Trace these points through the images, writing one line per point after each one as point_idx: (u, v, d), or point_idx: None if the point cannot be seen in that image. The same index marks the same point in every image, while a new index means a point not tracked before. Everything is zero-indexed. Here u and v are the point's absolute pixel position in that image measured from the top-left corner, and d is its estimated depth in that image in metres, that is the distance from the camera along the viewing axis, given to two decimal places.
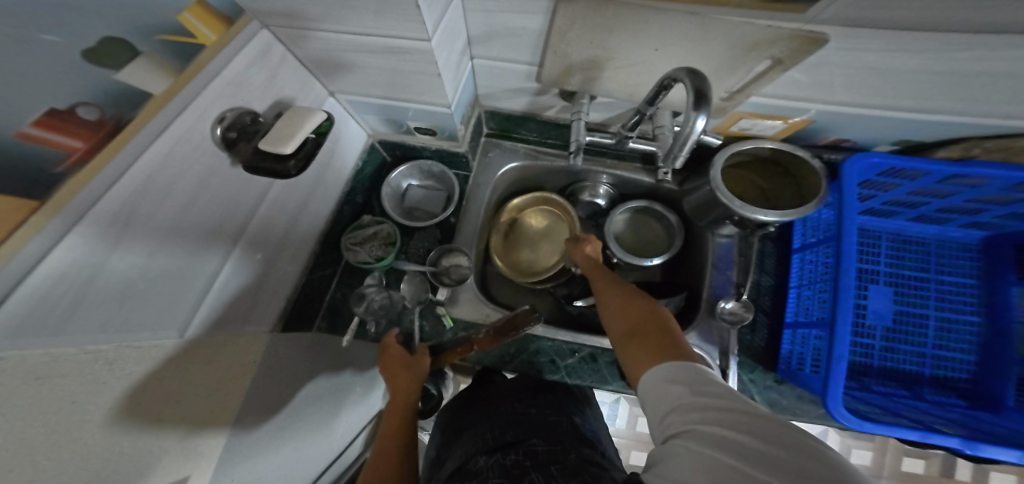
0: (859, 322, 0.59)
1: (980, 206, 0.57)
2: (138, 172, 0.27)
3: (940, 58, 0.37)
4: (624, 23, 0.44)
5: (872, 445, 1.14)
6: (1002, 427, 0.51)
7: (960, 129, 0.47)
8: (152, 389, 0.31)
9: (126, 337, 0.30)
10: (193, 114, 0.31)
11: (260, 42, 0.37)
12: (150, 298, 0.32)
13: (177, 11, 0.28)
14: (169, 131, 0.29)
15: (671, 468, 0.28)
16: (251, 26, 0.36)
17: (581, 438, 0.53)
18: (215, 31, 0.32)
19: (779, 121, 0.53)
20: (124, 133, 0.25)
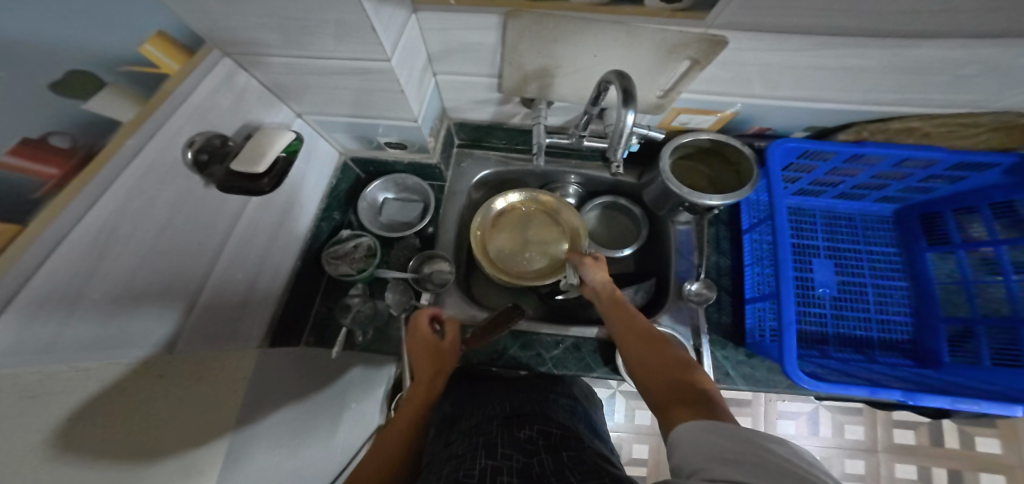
0: (807, 293, 0.65)
1: (883, 183, 0.64)
2: (114, 197, 0.27)
3: (833, 53, 0.43)
4: (567, 33, 0.49)
5: (863, 419, 1.21)
6: (945, 381, 0.54)
7: (856, 116, 0.54)
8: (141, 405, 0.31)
9: (114, 355, 0.30)
10: (163, 138, 0.31)
11: (229, 69, 0.40)
12: (133, 318, 0.33)
13: (138, 43, 0.29)
14: (141, 157, 0.29)
15: None
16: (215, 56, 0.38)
17: (592, 431, 0.56)
18: (177, 60, 0.33)
19: (712, 115, 0.60)
20: (98, 159, 0.26)
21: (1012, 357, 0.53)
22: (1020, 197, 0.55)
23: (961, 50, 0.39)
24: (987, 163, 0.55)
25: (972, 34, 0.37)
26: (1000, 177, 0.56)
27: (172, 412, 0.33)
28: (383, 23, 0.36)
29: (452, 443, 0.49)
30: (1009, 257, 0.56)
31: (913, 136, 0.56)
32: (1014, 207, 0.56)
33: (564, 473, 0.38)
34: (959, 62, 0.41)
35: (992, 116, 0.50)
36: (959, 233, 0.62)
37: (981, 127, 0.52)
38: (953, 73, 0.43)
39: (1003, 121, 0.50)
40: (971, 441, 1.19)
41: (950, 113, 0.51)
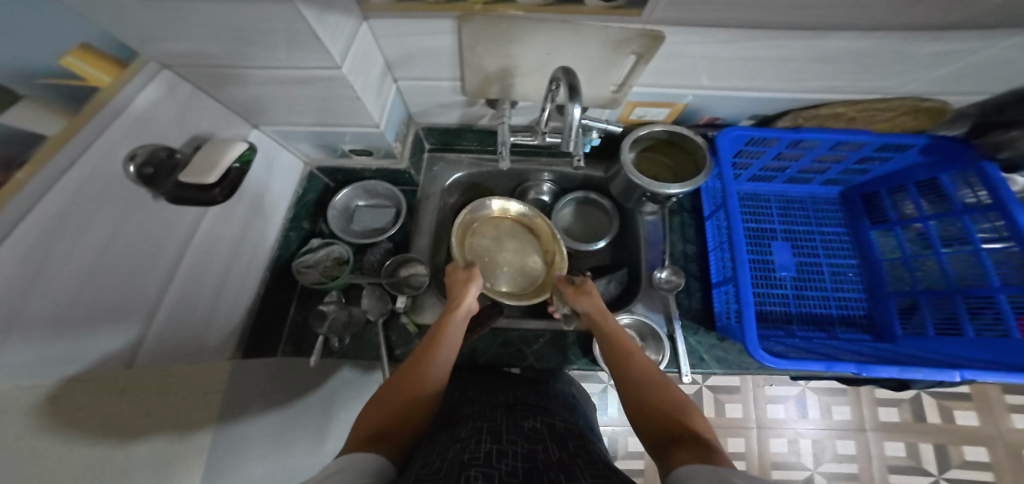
0: (769, 275, 0.67)
1: (824, 166, 0.67)
2: (47, 211, 0.26)
3: (770, 43, 0.45)
4: (520, 34, 0.51)
5: (849, 399, 1.24)
6: (896, 352, 0.57)
7: (789, 104, 0.58)
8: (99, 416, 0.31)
9: (66, 372, 0.30)
10: (99, 151, 0.29)
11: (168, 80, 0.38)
12: (84, 336, 0.32)
13: (57, 54, 0.28)
14: (74, 171, 0.27)
15: None
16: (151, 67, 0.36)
17: (587, 426, 0.61)
18: (106, 72, 0.32)
19: (665, 108, 0.64)
20: (22, 173, 0.24)
21: (952, 325, 0.56)
22: (941, 175, 0.59)
23: (862, 40, 0.43)
24: (906, 145, 0.58)
25: (868, 26, 0.41)
26: (920, 157, 0.59)
27: (130, 424, 0.33)
28: (328, 33, 0.37)
29: (457, 425, 0.51)
30: (938, 231, 0.59)
31: (841, 120, 0.59)
32: (936, 185, 0.60)
33: (567, 461, 0.40)
34: (867, 51, 0.45)
35: (901, 100, 0.54)
36: (895, 211, 0.65)
37: (895, 110, 0.56)
38: (876, 59, 0.46)
39: (912, 105, 0.54)
40: (947, 413, 1.24)
41: (866, 99, 0.55)
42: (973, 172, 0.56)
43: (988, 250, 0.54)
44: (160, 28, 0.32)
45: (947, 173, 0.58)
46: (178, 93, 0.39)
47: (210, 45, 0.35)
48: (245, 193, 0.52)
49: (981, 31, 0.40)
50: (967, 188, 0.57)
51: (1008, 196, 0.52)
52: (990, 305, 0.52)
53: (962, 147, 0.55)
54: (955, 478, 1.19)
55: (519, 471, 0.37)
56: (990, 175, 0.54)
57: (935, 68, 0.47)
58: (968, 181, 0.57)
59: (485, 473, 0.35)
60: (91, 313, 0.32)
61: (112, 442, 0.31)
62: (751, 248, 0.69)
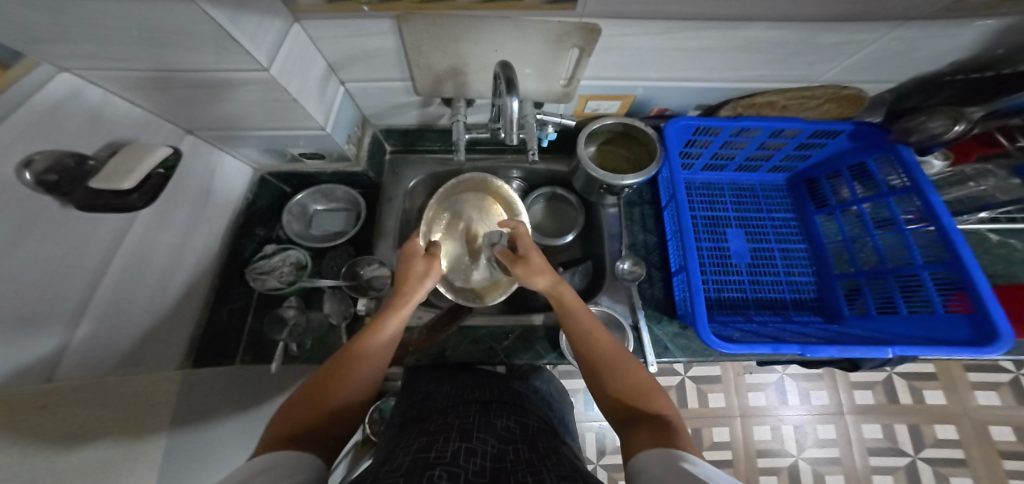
0: (726, 262, 0.69)
1: (768, 154, 0.69)
2: None
3: (702, 33, 0.46)
4: (463, 32, 0.51)
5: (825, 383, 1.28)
6: (845, 332, 0.59)
7: (727, 94, 0.60)
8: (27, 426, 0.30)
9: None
10: None
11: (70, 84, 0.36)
12: (18, 343, 0.31)
13: None
14: None
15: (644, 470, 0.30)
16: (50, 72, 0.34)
17: (561, 423, 0.63)
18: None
19: (616, 100, 0.65)
20: None
21: (889, 305, 0.57)
22: (867, 159, 0.62)
23: (775, 30, 0.44)
24: (835, 131, 0.61)
25: (779, 16, 0.43)
26: (849, 142, 0.62)
27: (66, 427, 0.33)
28: (248, 36, 0.37)
29: (427, 418, 0.52)
30: (871, 213, 0.61)
31: (775, 109, 0.61)
32: (866, 169, 0.63)
33: (534, 463, 0.41)
34: (781, 41, 0.46)
35: (823, 88, 0.56)
36: (834, 195, 0.67)
37: (820, 98, 0.58)
38: (792, 48, 0.48)
39: (833, 92, 0.57)
40: (917, 394, 1.27)
41: (794, 87, 0.57)
42: (891, 155, 0.58)
43: (910, 231, 0.55)
44: (74, 34, 0.32)
45: (873, 156, 0.61)
46: (87, 100, 0.38)
47: (125, 49, 0.35)
48: (180, 200, 0.51)
49: (878, 23, 0.43)
50: (890, 171, 0.59)
51: (923, 177, 0.54)
52: (916, 285, 0.54)
53: (882, 133, 0.58)
54: (930, 456, 1.23)
55: (487, 471, 0.38)
56: (903, 159, 0.56)
57: (840, 57, 0.49)
58: (890, 163, 0.59)
59: (450, 472, 0.36)
60: (27, 311, 0.32)
61: (50, 445, 0.30)
62: (707, 236, 0.70)
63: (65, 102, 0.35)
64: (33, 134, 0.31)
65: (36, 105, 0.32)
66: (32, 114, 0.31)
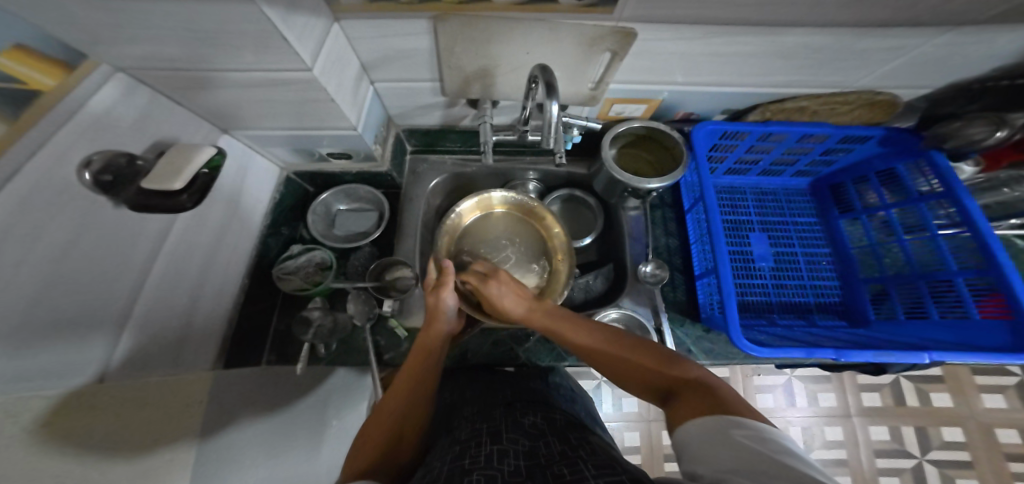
0: (749, 265, 0.69)
1: (793, 158, 0.69)
2: None
3: (739, 39, 0.46)
4: (496, 34, 0.51)
5: (833, 386, 1.28)
6: (873, 337, 0.59)
7: (757, 97, 0.60)
8: (72, 430, 0.30)
9: (31, 387, 0.28)
10: (50, 157, 0.28)
11: (119, 83, 0.36)
12: (53, 347, 0.31)
13: None
14: (23, 180, 0.25)
15: (691, 443, 0.30)
16: (102, 70, 0.34)
17: (593, 419, 0.63)
18: (49, 76, 0.30)
19: (642, 104, 0.65)
20: None
21: (919, 309, 0.58)
22: (897, 164, 0.62)
23: (815, 35, 0.45)
24: (864, 137, 0.61)
25: (822, 22, 0.43)
26: (878, 147, 0.62)
27: (111, 430, 0.33)
28: (297, 35, 0.36)
29: (456, 428, 0.51)
30: (899, 219, 0.62)
31: (805, 114, 0.61)
32: (895, 174, 0.63)
33: (569, 453, 0.40)
34: (821, 46, 0.47)
35: (857, 93, 0.57)
36: (859, 201, 0.68)
37: (852, 105, 0.59)
38: (832, 54, 0.48)
39: (867, 99, 0.57)
40: (927, 397, 1.28)
41: (827, 92, 0.57)
42: (924, 160, 0.59)
43: (943, 236, 0.56)
44: (123, 33, 0.31)
45: (903, 162, 0.61)
46: (137, 102, 0.38)
47: (172, 49, 0.35)
48: (216, 200, 0.51)
49: (923, 27, 0.43)
50: (920, 177, 0.60)
51: (959, 184, 0.54)
52: (949, 289, 0.54)
53: (915, 138, 0.58)
54: (937, 458, 1.23)
55: (522, 469, 0.37)
56: (937, 163, 0.56)
57: (882, 62, 0.50)
58: (919, 169, 0.59)
59: (486, 476, 0.36)
60: (65, 321, 0.32)
61: (94, 446, 0.31)
62: (730, 240, 0.71)
63: (116, 102, 0.35)
64: (88, 139, 0.31)
65: (92, 106, 0.32)
66: (88, 116, 0.31)
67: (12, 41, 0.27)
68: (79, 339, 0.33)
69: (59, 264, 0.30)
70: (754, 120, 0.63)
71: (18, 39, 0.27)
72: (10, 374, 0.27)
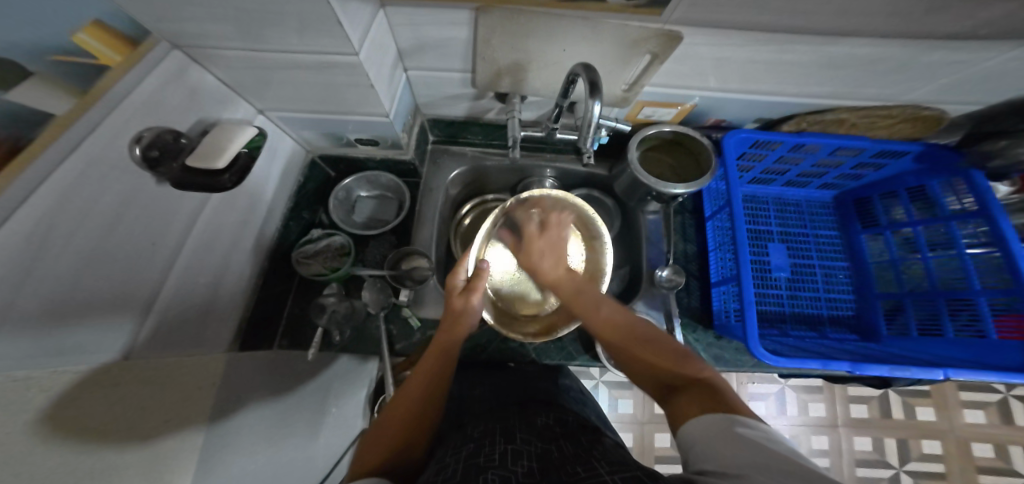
0: (766, 275, 0.70)
1: (821, 171, 0.70)
2: (46, 195, 0.23)
3: (780, 48, 0.47)
4: (538, 29, 0.50)
5: (824, 396, 1.31)
6: (882, 351, 0.61)
7: (797, 108, 0.60)
8: (105, 406, 0.30)
9: (68, 363, 0.28)
10: (106, 133, 0.27)
11: (171, 64, 0.35)
12: (84, 323, 0.30)
13: (71, 32, 0.24)
14: (80, 151, 0.25)
15: (692, 440, 0.31)
16: (160, 47, 0.34)
17: (604, 421, 0.64)
18: (119, 53, 0.29)
19: (673, 108, 0.64)
20: (25, 154, 0.22)
21: (932, 326, 0.59)
22: (929, 182, 0.62)
23: (869, 47, 0.45)
24: (900, 152, 0.61)
25: (879, 33, 0.43)
26: (913, 164, 0.62)
27: (136, 412, 0.32)
28: (349, 17, 0.35)
29: (467, 425, 0.52)
30: (925, 236, 0.62)
31: (843, 126, 0.63)
32: (926, 192, 0.63)
33: (584, 456, 0.41)
34: (875, 58, 0.47)
35: (903, 108, 0.57)
36: (886, 216, 0.68)
37: (896, 117, 0.60)
38: (883, 67, 0.48)
39: (913, 113, 0.58)
40: (914, 412, 1.31)
41: (871, 106, 0.58)
42: (961, 180, 0.59)
43: (971, 255, 0.57)
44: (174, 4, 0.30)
45: (937, 179, 0.61)
46: (188, 76, 0.37)
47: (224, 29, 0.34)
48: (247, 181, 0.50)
49: (983, 44, 0.43)
50: (953, 194, 0.60)
51: (996, 205, 0.55)
52: (968, 307, 0.56)
53: (954, 155, 0.59)
54: (914, 469, 1.27)
55: (537, 471, 0.37)
56: (976, 183, 0.57)
57: (931, 78, 0.50)
58: (955, 188, 0.60)
59: (502, 476, 0.35)
60: (92, 301, 0.31)
61: (119, 426, 0.30)
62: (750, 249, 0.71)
63: (169, 74, 0.34)
64: (144, 113, 0.31)
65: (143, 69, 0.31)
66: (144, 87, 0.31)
67: (92, 17, 0.26)
68: (104, 317, 0.32)
69: (98, 236, 0.29)
70: (789, 130, 0.64)
71: (98, 16, 0.27)
72: (38, 351, 0.25)
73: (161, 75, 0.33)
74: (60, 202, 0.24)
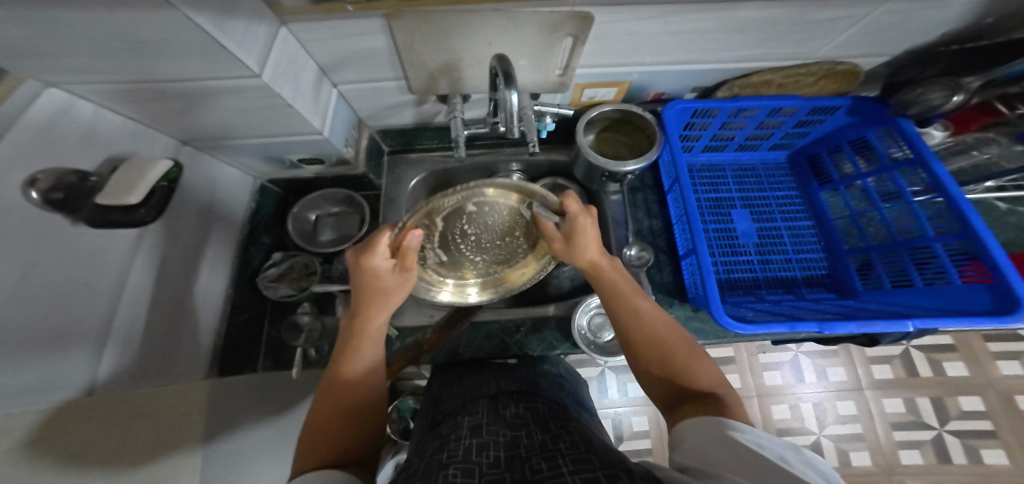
0: (733, 242, 0.68)
1: (766, 133, 0.69)
2: None
3: (685, 18, 0.46)
4: (455, 28, 0.50)
5: (841, 360, 1.26)
6: (862, 308, 0.58)
7: (723, 74, 0.59)
8: (47, 442, 0.32)
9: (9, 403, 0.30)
10: None
11: (48, 99, 0.35)
12: (33, 366, 0.32)
13: None
14: None
15: (686, 432, 0.33)
16: (29, 85, 0.34)
17: (583, 405, 0.63)
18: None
19: (612, 87, 0.63)
20: None
21: (903, 277, 0.57)
22: (867, 133, 0.63)
23: (765, 10, 0.44)
24: (832, 107, 0.62)
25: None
26: (848, 117, 0.63)
27: (68, 448, 0.34)
28: (238, 41, 0.36)
29: (441, 423, 0.51)
30: (875, 187, 0.62)
31: (771, 88, 0.62)
32: (867, 143, 0.64)
33: (549, 445, 0.38)
34: (773, 19, 0.46)
35: (819, 64, 0.57)
36: (836, 171, 0.68)
37: (816, 75, 0.59)
38: (786, 27, 0.47)
39: (828, 69, 0.57)
40: (941, 368, 1.25)
41: (790, 65, 0.57)
42: (893, 128, 0.60)
43: (919, 202, 0.56)
44: (49, 48, 0.31)
45: (873, 130, 0.62)
46: (75, 114, 0.39)
47: (105, 61, 0.35)
48: (179, 213, 0.52)
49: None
50: (891, 143, 0.61)
51: (927, 149, 0.55)
52: (930, 254, 0.54)
53: (881, 106, 0.60)
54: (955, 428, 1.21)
55: (501, 461, 0.36)
56: (905, 130, 0.58)
57: (834, 33, 0.49)
58: (891, 137, 0.60)
59: (464, 469, 0.33)
60: (35, 345, 0.32)
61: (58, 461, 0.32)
62: (713, 218, 0.70)
63: (54, 120, 0.36)
64: (32, 157, 0.32)
65: (27, 129, 0.33)
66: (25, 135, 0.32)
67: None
68: (58, 354, 0.35)
69: (21, 282, 0.31)
70: (722, 96, 0.62)
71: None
72: None
73: (46, 121, 0.35)
74: None
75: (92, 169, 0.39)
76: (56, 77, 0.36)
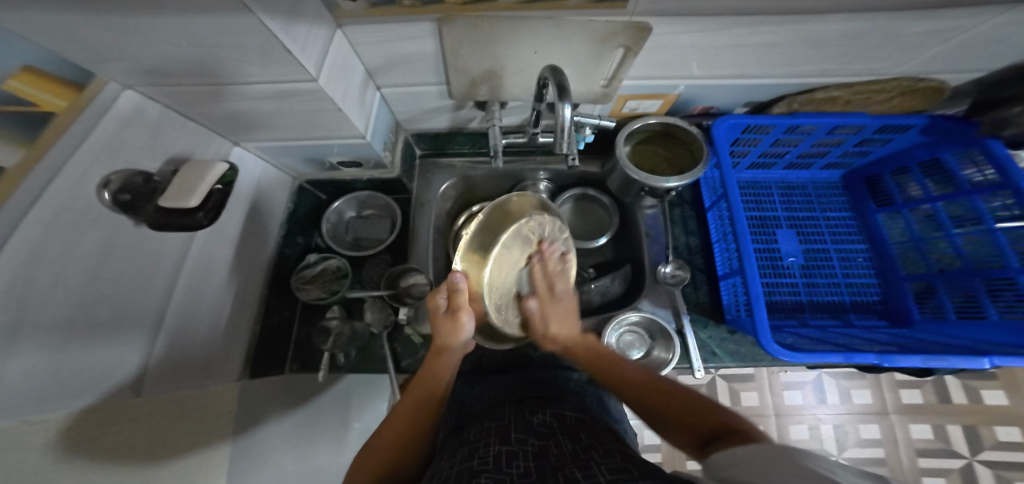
0: (777, 263, 0.66)
1: (824, 150, 0.68)
2: (25, 241, 0.25)
3: (753, 31, 0.44)
4: (503, 34, 0.48)
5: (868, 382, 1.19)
6: (919, 338, 0.57)
7: (783, 90, 0.57)
8: (100, 444, 0.31)
9: (67, 404, 0.29)
10: (70, 181, 0.29)
11: (121, 101, 0.36)
12: (89, 365, 0.32)
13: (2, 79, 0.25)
14: (48, 197, 0.27)
15: (752, 450, 0.27)
16: (104, 85, 0.34)
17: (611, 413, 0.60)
18: (61, 98, 0.29)
19: (658, 99, 0.61)
20: None
21: (972, 306, 0.55)
22: (943, 153, 0.60)
23: (842, 23, 0.42)
24: (905, 126, 0.60)
25: (856, 7, 0.40)
26: (921, 136, 0.61)
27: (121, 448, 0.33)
28: (299, 46, 0.35)
29: (466, 428, 0.49)
30: (947, 211, 0.60)
31: (836, 104, 0.60)
32: (941, 164, 0.61)
33: (581, 456, 0.36)
34: (855, 33, 0.44)
35: (897, 80, 0.54)
36: (900, 193, 0.66)
37: (890, 92, 0.56)
38: (858, 42, 0.45)
39: (908, 85, 0.55)
40: (978, 396, 1.18)
41: (862, 81, 0.55)
42: (976, 150, 0.57)
43: (1002, 230, 0.54)
44: (124, 50, 0.31)
45: (951, 151, 0.59)
46: (146, 116, 0.39)
47: (174, 64, 0.35)
48: (225, 214, 0.52)
49: (970, 10, 0.39)
50: (971, 166, 0.58)
51: (1018, 173, 0.52)
52: (1009, 285, 0.52)
53: (966, 125, 0.57)
54: (989, 459, 1.14)
55: (531, 472, 0.33)
56: (994, 152, 0.54)
57: (922, 48, 0.47)
58: (973, 159, 0.57)
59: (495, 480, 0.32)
60: (92, 345, 0.32)
61: (112, 460, 0.32)
62: (756, 237, 0.68)
63: (127, 122, 0.36)
64: (105, 159, 0.33)
65: (103, 131, 0.33)
66: (101, 137, 0.32)
67: (22, 63, 0.27)
68: (113, 353, 0.35)
69: (83, 283, 0.31)
70: (779, 112, 0.61)
71: (29, 61, 0.27)
72: (44, 393, 0.27)
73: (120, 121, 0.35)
74: (34, 253, 0.26)
75: (154, 169, 0.39)
76: (128, 78, 0.36)
